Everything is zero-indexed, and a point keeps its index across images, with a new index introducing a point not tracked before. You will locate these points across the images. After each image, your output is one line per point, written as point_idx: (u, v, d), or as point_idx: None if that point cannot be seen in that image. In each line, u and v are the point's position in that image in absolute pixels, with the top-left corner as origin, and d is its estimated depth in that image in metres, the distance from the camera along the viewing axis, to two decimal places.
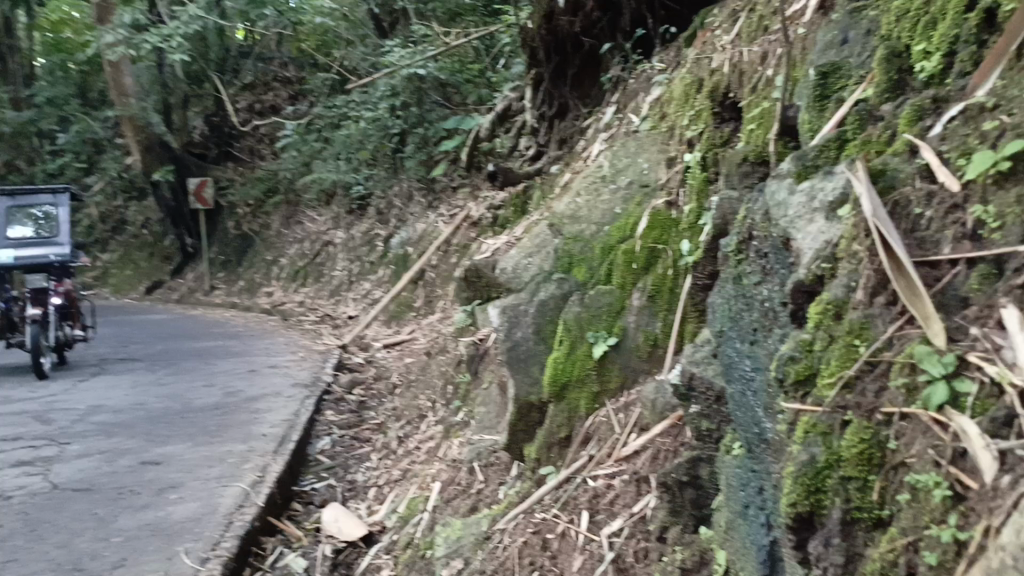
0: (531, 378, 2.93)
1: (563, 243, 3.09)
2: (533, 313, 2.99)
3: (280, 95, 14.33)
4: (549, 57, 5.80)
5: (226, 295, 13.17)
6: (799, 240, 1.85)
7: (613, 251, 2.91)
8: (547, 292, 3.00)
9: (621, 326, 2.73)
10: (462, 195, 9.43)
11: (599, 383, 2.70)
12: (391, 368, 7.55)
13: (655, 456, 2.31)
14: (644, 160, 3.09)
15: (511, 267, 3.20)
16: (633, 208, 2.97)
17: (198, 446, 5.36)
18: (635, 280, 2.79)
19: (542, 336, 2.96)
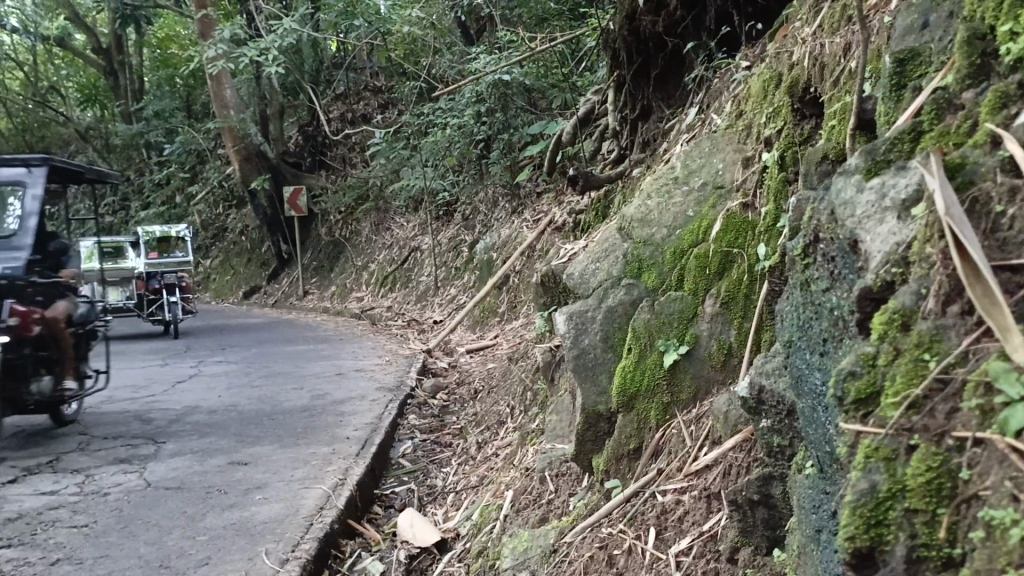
0: (602, 389, 2.41)
1: (634, 242, 2.52)
2: (598, 320, 2.46)
3: (370, 104, 14.86)
4: (631, 58, 5.71)
5: (318, 301, 13.54)
6: (866, 244, 1.40)
7: (686, 249, 2.39)
8: (614, 298, 2.47)
9: (693, 334, 2.25)
10: (546, 200, 9.31)
11: (669, 398, 2.24)
12: (474, 373, 7.58)
13: (726, 472, 1.90)
14: (717, 158, 2.53)
15: (574, 275, 2.65)
16: (708, 210, 2.42)
17: (285, 447, 5.49)
18: (709, 286, 2.29)
19: (609, 346, 2.43)
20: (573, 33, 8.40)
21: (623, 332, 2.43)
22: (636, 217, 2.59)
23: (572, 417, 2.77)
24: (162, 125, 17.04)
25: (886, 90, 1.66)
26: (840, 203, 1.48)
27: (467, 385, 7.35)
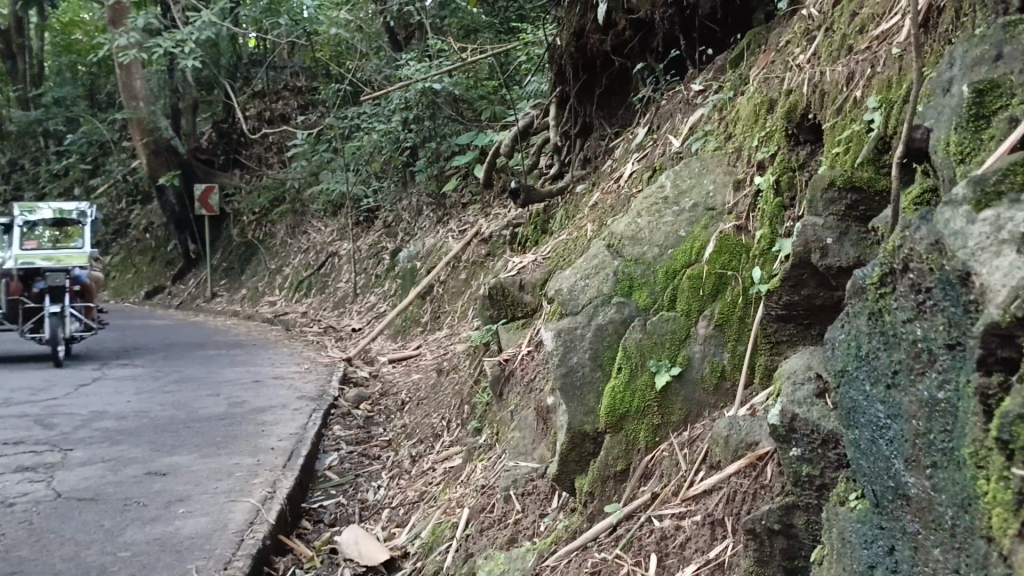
0: (589, 408, 2.02)
1: (625, 255, 2.10)
2: (586, 340, 2.04)
3: (289, 104, 14.24)
4: (577, 75, 5.72)
5: (228, 304, 13.06)
6: (983, 275, 1.05)
7: (681, 267, 2.01)
8: (603, 317, 2.04)
9: (686, 354, 1.92)
10: (473, 211, 9.29)
11: (660, 421, 1.91)
12: (398, 383, 7.42)
13: (735, 501, 1.61)
14: (711, 177, 2.13)
15: (553, 290, 2.18)
16: (700, 230, 2.04)
17: (206, 457, 5.24)
18: (702, 307, 1.95)
19: (597, 367, 2.03)
20: (505, 46, 8.32)
21: (613, 352, 2.02)
22: (626, 227, 2.16)
23: (539, 434, 2.69)
24: (63, 113, 16.20)
25: (937, 123, 1.40)
26: (947, 233, 1.13)
27: (393, 396, 7.16)
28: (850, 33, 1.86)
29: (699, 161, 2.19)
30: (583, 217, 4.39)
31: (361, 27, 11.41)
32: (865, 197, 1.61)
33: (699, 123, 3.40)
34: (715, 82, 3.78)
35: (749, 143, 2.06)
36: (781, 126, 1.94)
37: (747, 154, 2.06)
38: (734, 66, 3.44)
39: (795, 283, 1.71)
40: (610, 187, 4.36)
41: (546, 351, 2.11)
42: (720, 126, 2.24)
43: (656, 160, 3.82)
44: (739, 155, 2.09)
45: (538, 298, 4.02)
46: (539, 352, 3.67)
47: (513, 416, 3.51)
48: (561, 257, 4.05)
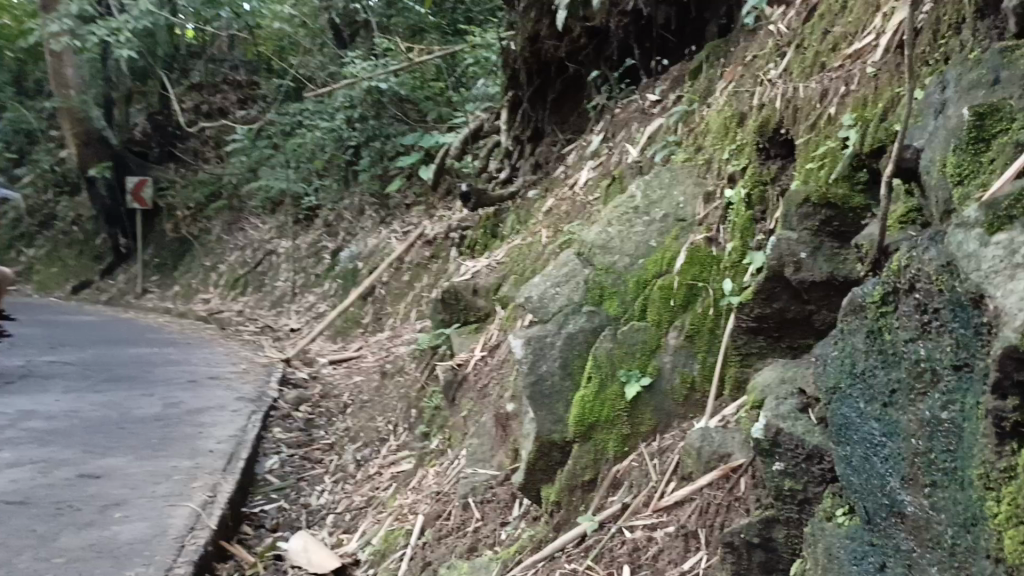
0: (558, 417, 2.00)
1: (595, 265, 2.11)
2: (555, 350, 2.03)
3: (228, 98, 14.07)
4: (530, 80, 5.73)
5: (159, 300, 12.67)
6: (998, 299, 1.05)
7: (652, 278, 2.01)
8: (573, 326, 2.04)
9: (655, 365, 1.92)
10: (416, 212, 9.23)
11: (629, 431, 1.90)
12: (338, 385, 7.29)
13: (709, 513, 1.60)
14: (680, 189, 2.13)
15: (523, 299, 2.19)
16: (670, 240, 2.05)
17: (142, 459, 5.08)
18: (673, 318, 1.95)
19: (566, 377, 2.01)
20: (452, 48, 8.28)
21: (583, 361, 2.01)
22: (596, 235, 2.17)
23: (498, 442, 2.66)
24: None
25: (932, 145, 1.43)
26: (959, 254, 1.15)
27: (334, 398, 7.04)
28: (823, 50, 1.89)
29: (669, 174, 2.20)
30: (537, 223, 4.39)
31: (305, 23, 11.36)
32: (835, 213, 1.62)
33: (655, 133, 3.44)
34: (673, 92, 3.80)
35: (719, 156, 2.08)
36: (752, 140, 1.97)
37: (718, 169, 2.06)
38: (693, 78, 3.48)
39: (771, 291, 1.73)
40: (565, 194, 4.37)
41: (518, 360, 2.10)
42: (691, 140, 2.26)
43: (612, 169, 3.86)
44: (710, 166, 2.10)
45: (493, 304, 4.03)
46: (494, 358, 3.66)
47: (468, 424, 3.47)
48: (515, 264, 4.09)
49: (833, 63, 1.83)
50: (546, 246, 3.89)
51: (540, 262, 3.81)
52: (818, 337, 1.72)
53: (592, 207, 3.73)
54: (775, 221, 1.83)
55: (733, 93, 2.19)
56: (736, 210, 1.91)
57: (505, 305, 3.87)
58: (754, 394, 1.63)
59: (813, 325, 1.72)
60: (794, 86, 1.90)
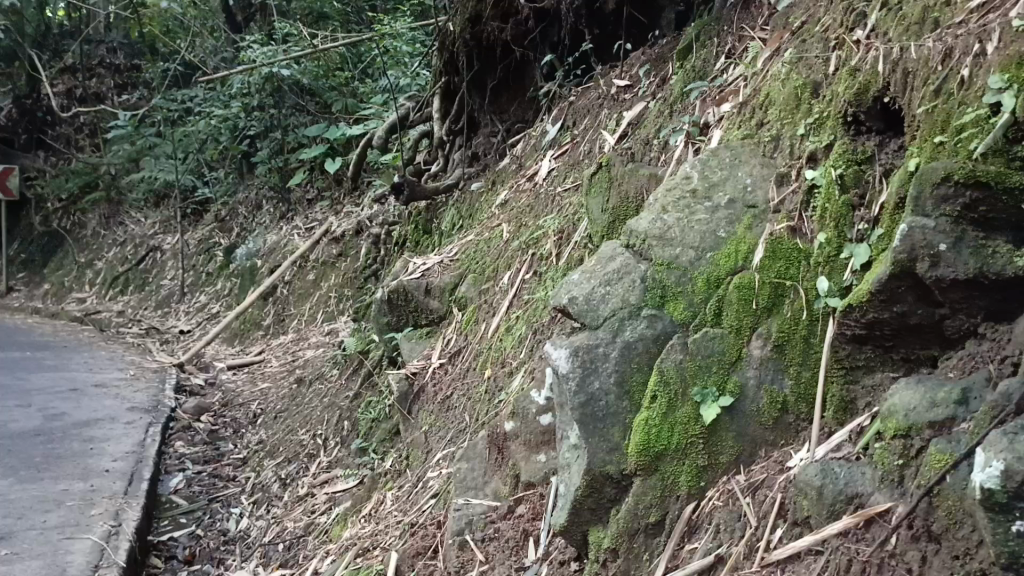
0: (612, 446, 1.77)
1: (652, 260, 1.87)
2: (610, 362, 1.80)
3: (104, 82, 12.75)
4: (469, 63, 5.32)
5: (27, 300, 11.56)
6: None
7: (724, 275, 1.80)
8: (629, 334, 1.81)
9: (736, 382, 1.71)
10: (321, 208, 8.70)
11: (705, 462, 1.71)
12: (242, 393, 6.61)
13: (852, 570, 1.41)
14: (745, 169, 1.93)
15: (565, 300, 1.94)
16: (743, 229, 1.83)
17: (25, 483, 4.43)
18: (755, 323, 1.75)
19: (622, 397, 1.78)
20: (360, 37, 7.71)
21: (643, 376, 1.79)
22: (646, 226, 1.92)
23: (493, 467, 2.33)
24: None
25: None
26: None
27: (240, 407, 6.36)
28: (933, 3, 1.70)
29: (727, 151, 1.98)
30: (491, 218, 4.08)
31: (195, 4, 10.60)
32: (984, 192, 1.43)
33: (640, 120, 3.18)
34: (650, 75, 3.50)
35: (790, 132, 1.89)
36: (836, 112, 1.78)
37: (787, 143, 1.89)
38: (681, 58, 3.16)
39: (907, 281, 1.49)
40: (522, 186, 4.05)
41: (558, 374, 1.84)
42: (747, 113, 2.06)
43: (581, 163, 3.58)
44: (784, 143, 1.90)
45: (448, 305, 3.78)
46: (455, 366, 3.40)
47: (432, 442, 3.18)
48: (471, 261, 3.83)
49: (950, 18, 1.65)
50: (507, 244, 3.65)
51: (502, 260, 3.58)
52: (944, 347, 1.53)
53: (564, 200, 3.46)
54: (880, 205, 1.63)
55: (796, 61, 1.98)
56: (829, 193, 1.70)
57: (463, 307, 3.66)
58: (895, 420, 1.47)
59: (940, 334, 1.53)
60: (896, 44, 1.72)
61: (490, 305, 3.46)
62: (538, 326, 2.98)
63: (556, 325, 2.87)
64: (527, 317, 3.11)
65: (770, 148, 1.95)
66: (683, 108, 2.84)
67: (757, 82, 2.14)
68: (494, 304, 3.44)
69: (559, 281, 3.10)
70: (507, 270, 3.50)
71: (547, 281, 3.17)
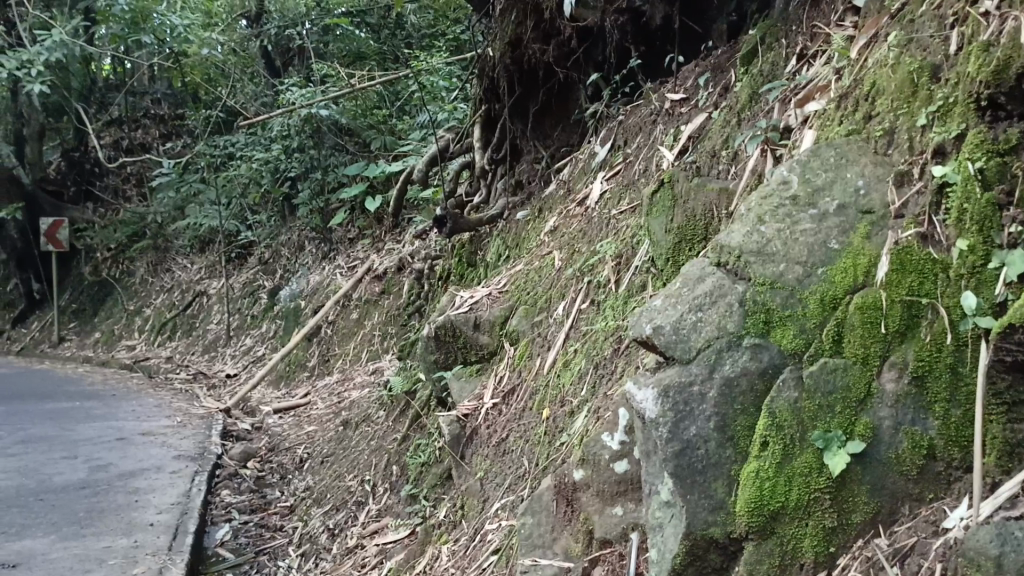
0: (716, 503, 1.60)
1: (752, 280, 1.72)
2: (707, 403, 1.63)
3: (150, 133, 13.10)
4: (511, 88, 5.12)
5: (78, 349, 11.60)
6: None
7: (839, 296, 1.65)
8: (729, 369, 1.64)
9: (866, 423, 1.57)
10: (362, 246, 8.56)
11: (835, 524, 1.56)
12: (288, 437, 6.42)
13: None
14: (855, 169, 1.77)
15: (648, 330, 1.76)
16: (859, 239, 1.68)
17: (68, 540, 4.26)
18: (884, 350, 1.60)
19: (724, 445, 1.62)
20: (396, 74, 7.54)
21: (747, 419, 1.62)
22: (736, 241, 1.79)
23: (561, 522, 2.06)
24: None
25: None
26: None
27: (287, 452, 6.16)
28: None
29: (832, 150, 1.83)
30: (541, 246, 3.84)
31: (235, 50, 10.65)
32: None
33: (704, 131, 2.92)
34: (710, 85, 3.24)
35: (907, 125, 1.74)
36: (964, 99, 1.62)
37: (903, 134, 1.75)
38: (745, 62, 2.90)
39: None
40: (572, 211, 3.80)
41: (650, 421, 1.66)
42: (852, 104, 1.92)
43: (636, 183, 3.32)
44: (901, 135, 1.75)
45: (499, 340, 3.53)
46: (510, 406, 3.14)
47: (488, 489, 2.91)
48: (522, 292, 3.58)
49: None
50: (560, 272, 3.40)
51: (556, 290, 3.33)
52: None
53: (621, 222, 3.20)
54: None
55: (905, 43, 1.84)
56: (970, 193, 1.56)
57: (516, 342, 3.40)
58: None
59: None
60: None
61: (545, 338, 3.20)
62: (599, 359, 2.74)
63: (622, 358, 2.62)
64: (588, 349, 2.85)
65: (882, 145, 1.80)
66: (755, 116, 2.57)
67: (856, 75, 1.97)
68: (549, 336, 3.18)
69: (621, 310, 2.83)
70: (562, 300, 3.25)
71: (607, 310, 2.91)
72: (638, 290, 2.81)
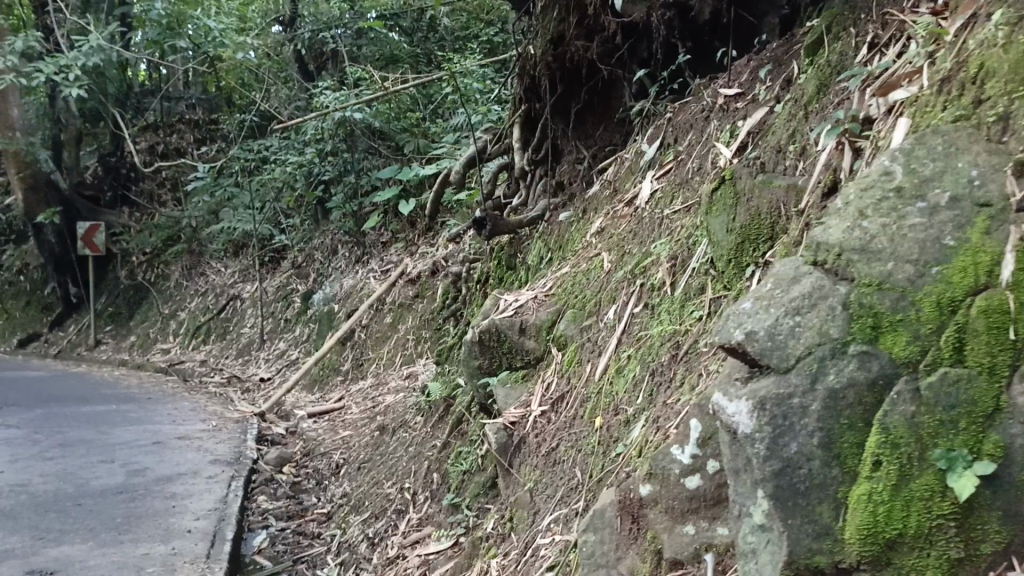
0: (822, 528, 1.44)
1: (857, 280, 1.57)
2: (810, 417, 1.47)
3: (185, 138, 13.05)
4: (553, 87, 5.00)
5: (113, 352, 11.66)
6: None
7: (958, 299, 1.48)
8: (834, 380, 1.47)
9: (996, 442, 1.37)
10: (395, 249, 8.48)
11: (962, 554, 1.38)
12: (323, 441, 6.33)
13: None
14: (967, 158, 1.61)
15: (739, 338, 1.60)
16: (978, 236, 1.51)
17: (105, 547, 4.20)
18: (1013, 359, 1.41)
19: (829, 464, 1.45)
20: (431, 76, 7.42)
21: (857, 435, 1.45)
22: (828, 236, 1.66)
23: (625, 540, 1.92)
24: None
25: None
26: None
27: (322, 457, 6.08)
28: None
29: (940, 140, 1.66)
30: (587, 248, 3.72)
31: (269, 54, 10.63)
32: None
33: (765, 125, 2.78)
34: (768, 79, 3.10)
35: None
36: None
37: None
38: (810, 54, 2.76)
39: None
40: (620, 212, 3.67)
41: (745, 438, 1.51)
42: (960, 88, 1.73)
43: (690, 181, 3.19)
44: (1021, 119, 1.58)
45: (546, 345, 3.40)
46: (559, 415, 3.01)
47: (539, 502, 2.80)
48: (569, 295, 3.45)
49: None
50: (609, 275, 3.27)
51: (605, 293, 3.20)
52: None
53: (675, 223, 3.07)
54: None
55: (1016, 22, 1.68)
56: None
57: (564, 347, 3.27)
58: None
59: None
60: None
61: (595, 343, 3.07)
62: (656, 367, 2.61)
63: (682, 364, 2.49)
64: (643, 355, 2.71)
65: (996, 130, 1.63)
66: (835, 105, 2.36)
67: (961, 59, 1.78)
68: (600, 342, 3.05)
69: (678, 314, 2.70)
70: (613, 303, 3.11)
71: (663, 314, 2.77)
72: (696, 293, 2.67)
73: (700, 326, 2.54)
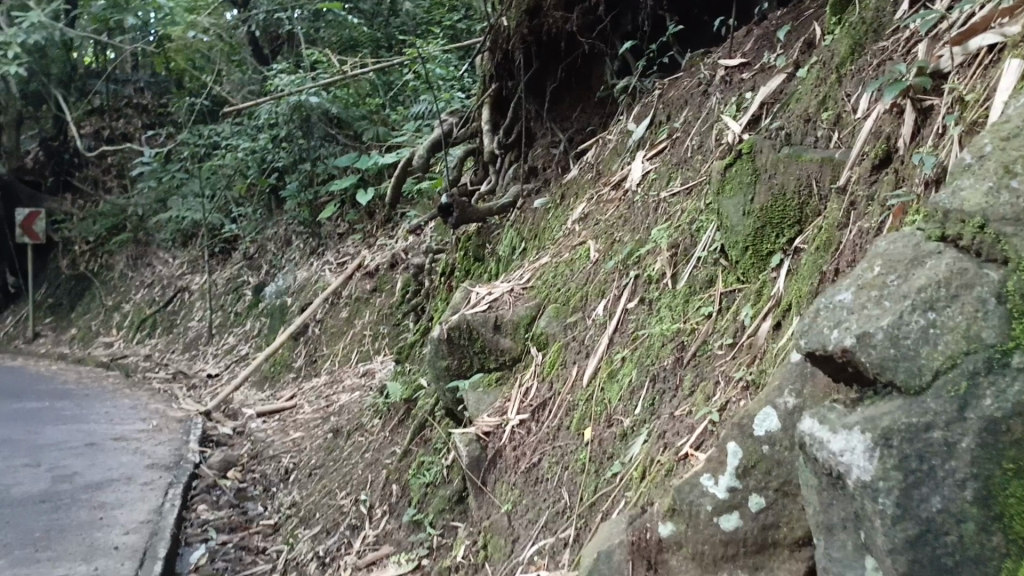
0: None
1: (1013, 262, 1.15)
2: (958, 459, 1.10)
3: (133, 123, 12.27)
4: (528, 62, 4.58)
5: (52, 345, 11.00)
6: None
7: None
8: (992, 406, 1.09)
9: None
10: (352, 241, 8.02)
11: None
12: (272, 443, 5.84)
13: None
14: None
15: (844, 339, 1.25)
16: None
17: (16, 568, 3.70)
18: None
19: (987, 529, 1.07)
20: (392, 60, 6.95)
21: None
22: (956, 203, 1.25)
23: None
24: None
25: None
26: None
27: (270, 460, 5.60)
28: None
29: None
30: (569, 236, 3.33)
31: (221, 36, 10.02)
32: None
33: (785, 94, 2.42)
34: (780, 46, 2.75)
35: None
36: None
37: None
38: (836, 12, 2.38)
39: None
40: (607, 196, 3.30)
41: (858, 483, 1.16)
42: None
43: (690, 160, 2.83)
44: None
45: (524, 344, 3.02)
46: (541, 425, 2.62)
47: (518, 528, 2.41)
48: (551, 288, 3.06)
49: None
50: (597, 266, 2.89)
51: (593, 286, 2.82)
52: None
53: (675, 207, 2.70)
54: None
55: None
56: None
57: (544, 346, 2.89)
58: None
59: None
60: None
61: (581, 343, 2.68)
62: (656, 372, 2.22)
63: (690, 368, 2.11)
64: (640, 358, 2.32)
65: None
66: (879, 67, 2.02)
67: None
68: (587, 341, 2.66)
69: (681, 310, 2.32)
70: (602, 298, 2.73)
71: (663, 310, 2.39)
72: (703, 287, 2.29)
73: (710, 325, 2.15)
